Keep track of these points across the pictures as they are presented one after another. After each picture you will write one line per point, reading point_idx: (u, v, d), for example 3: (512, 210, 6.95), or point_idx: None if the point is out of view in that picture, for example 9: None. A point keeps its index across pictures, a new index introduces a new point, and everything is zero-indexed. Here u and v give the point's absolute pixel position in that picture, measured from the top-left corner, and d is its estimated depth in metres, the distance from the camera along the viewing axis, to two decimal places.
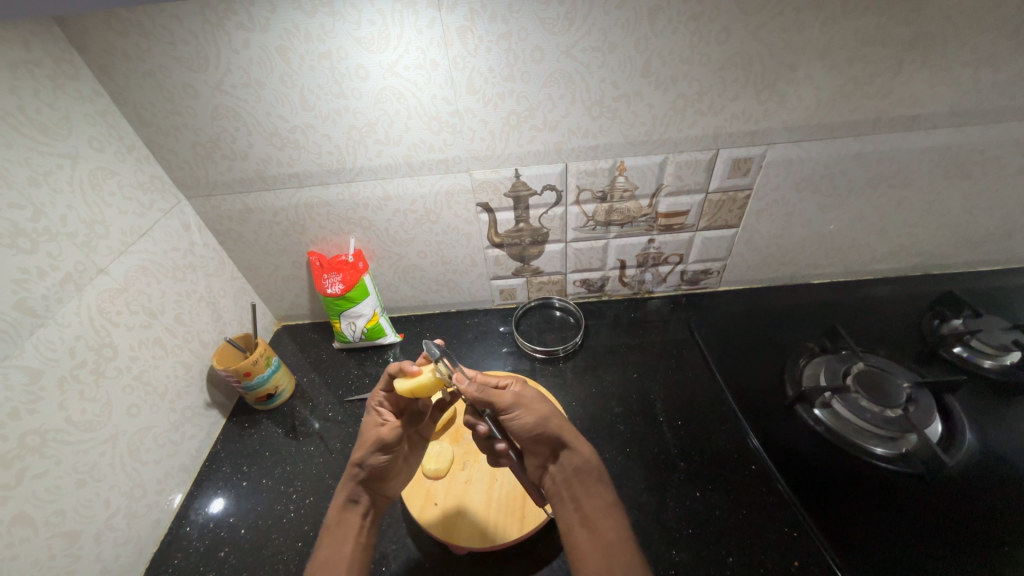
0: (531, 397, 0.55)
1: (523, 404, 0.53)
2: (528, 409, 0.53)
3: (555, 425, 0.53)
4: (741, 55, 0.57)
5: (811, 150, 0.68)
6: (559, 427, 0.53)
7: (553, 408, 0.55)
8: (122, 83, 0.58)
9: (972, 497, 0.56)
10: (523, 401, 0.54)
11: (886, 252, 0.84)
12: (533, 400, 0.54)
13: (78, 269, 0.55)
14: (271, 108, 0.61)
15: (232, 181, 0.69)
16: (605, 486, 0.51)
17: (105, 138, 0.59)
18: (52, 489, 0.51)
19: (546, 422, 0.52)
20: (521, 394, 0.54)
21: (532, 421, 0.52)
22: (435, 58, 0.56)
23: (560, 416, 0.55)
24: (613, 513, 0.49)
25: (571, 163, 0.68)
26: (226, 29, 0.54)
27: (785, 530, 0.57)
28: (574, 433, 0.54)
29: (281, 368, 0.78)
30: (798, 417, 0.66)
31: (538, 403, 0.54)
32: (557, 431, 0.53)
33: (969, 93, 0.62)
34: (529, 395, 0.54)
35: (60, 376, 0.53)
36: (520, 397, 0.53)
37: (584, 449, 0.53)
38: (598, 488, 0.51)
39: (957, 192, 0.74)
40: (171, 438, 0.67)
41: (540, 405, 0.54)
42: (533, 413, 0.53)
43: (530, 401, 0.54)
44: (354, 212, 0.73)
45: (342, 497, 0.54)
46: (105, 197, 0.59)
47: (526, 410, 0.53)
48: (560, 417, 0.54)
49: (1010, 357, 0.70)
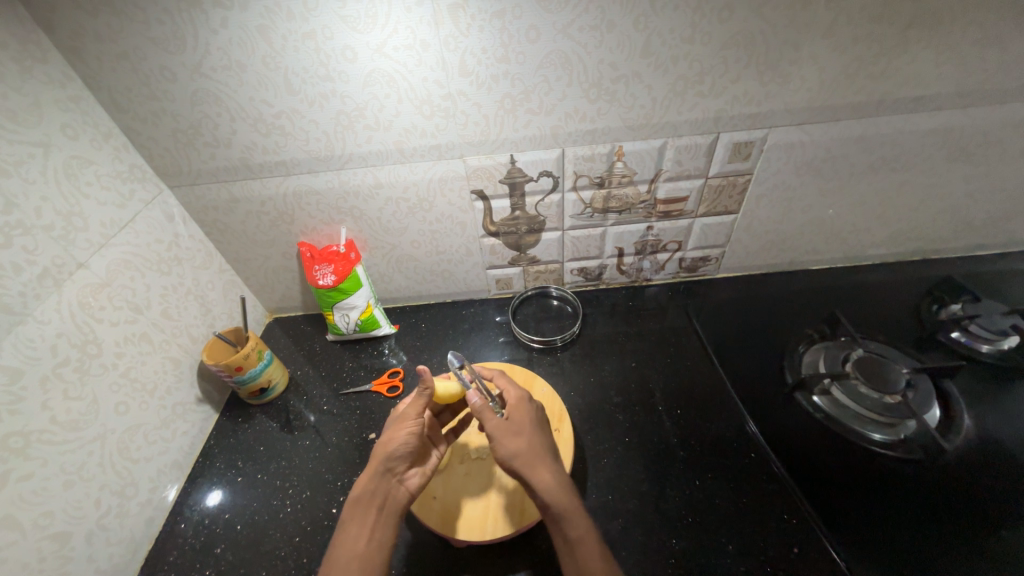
0: (513, 423, 0.55)
1: (499, 433, 0.53)
2: (501, 441, 0.53)
3: (522, 462, 0.52)
4: (744, 34, 0.55)
5: (814, 133, 0.66)
6: (524, 463, 0.51)
7: (528, 440, 0.53)
8: (95, 66, 0.55)
9: (970, 482, 0.56)
10: (502, 430, 0.54)
11: (885, 237, 0.83)
12: (511, 428, 0.54)
13: (56, 263, 0.53)
14: (254, 93, 0.58)
15: (216, 169, 0.66)
16: (573, 519, 0.48)
17: (79, 125, 0.56)
18: (39, 491, 0.50)
19: (513, 458, 0.52)
20: (502, 422, 0.55)
21: (502, 456, 0.52)
22: (425, 38, 0.54)
23: (532, 448, 0.53)
24: (582, 549, 0.47)
25: (567, 149, 0.66)
26: (203, 7, 0.51)
27: (785, 517, 0.57)
28: (538, 468, 0.51)
29: (273, 362, 0.76)
30: (797, 404, 0.66)
31: (512, 437, 0.53)
32: (521, 468, 0.51)
33: (974, 73, 0.60)
34: (505, 424, 0.54)
35: (43, 375, 0.51)
36: (499, 423, 0.54)
37: (546, 485, 0.50)
38: (565, 524, 0.48)
39: (959, 174, 0.73)
40: (162, 435, 0.66)
41: (515, 439, 0.53)
42: (505, 446, 0.53)
43: (507, 431, 0.54)
44: (345, 200, 0.71)
45: (356, 492, 0.52)
46: (82, 188, 0.57)
47: (500, 442, 0.53)
48: (528, 453, 0.52)
49: (1008, 341, 0.71)
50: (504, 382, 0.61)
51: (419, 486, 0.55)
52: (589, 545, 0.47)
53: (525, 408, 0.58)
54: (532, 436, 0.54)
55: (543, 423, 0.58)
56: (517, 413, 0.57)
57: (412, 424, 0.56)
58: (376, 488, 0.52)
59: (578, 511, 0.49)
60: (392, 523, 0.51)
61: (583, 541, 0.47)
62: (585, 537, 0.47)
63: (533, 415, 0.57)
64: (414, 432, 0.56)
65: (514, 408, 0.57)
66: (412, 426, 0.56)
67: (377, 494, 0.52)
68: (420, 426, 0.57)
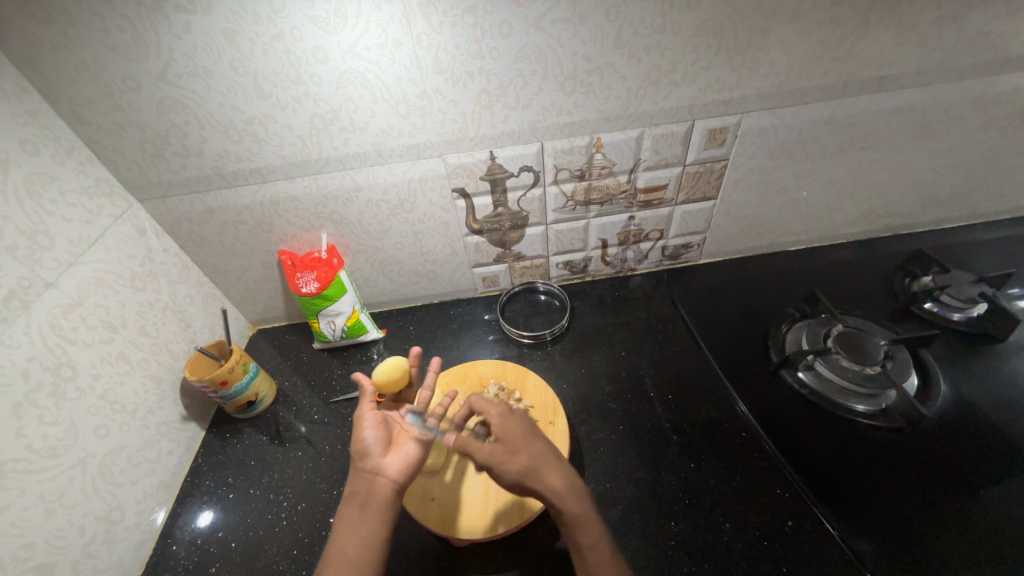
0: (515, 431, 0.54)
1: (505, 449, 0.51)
2: (501, 461, 0.50)
3: (527, 476, 0.50)
4: (714, 21, 0.56)
5: (785, 117, 0.68)
6: (534, 480, 0.50)
7: (533, 451, 0.52)
8: (52, 78, 0.53)
9: (949, 444, 0.59)
10: (496, 454, 0.51)
11: (857, 216, 0.86)
12: (507, 448, 0.51)
13: (22, 284, 0.51)
14: (224, 99, 0.56)
15: (188, 179, 0.64)
16: (584, 524, 0.48)
17: (39, 140, 0.54)
18: (18, 522, 0.48)
19: (518, 475, 0.50)
20: (496, 447, 0.51)
21: (509, 480, 0.49)
22: (398, 36, 0.53)
23: (539, 457, 0.52)
24: (592, 555, 0.47)
25: (546, 143, 0.66)
26: (165, 12, 0.49)
27: (778, 492, 0.58)
28: (547, 475, 0.50)
29: (260, 374, 0.75)
30: (782, 381, 0.67)
31: (514, 454, 0.51)
32: (529, 484, 0.50)
33: (933, 51, 0.62)
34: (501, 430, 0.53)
35: (16, 402, 0.49)
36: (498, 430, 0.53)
37: (556, 492, 0.49)
38: (575, 529, 0.48)
39: (923, 150, 0.75)
40: (146, 456, 0.64)
41: (518, 455, 0.51)
42: (509, 464, 0.50)
43: (503, 452, 0.51)
44: (324, 205, 0.70)
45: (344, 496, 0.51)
46: (46, 205, 0.54)
47: (503, 460, 0.50)
48: (535, 463, 0.51)
49: (976, 309, 0.73)
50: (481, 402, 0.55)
51: (399, 471, 0.52)
52: (599, 551, 0.47)
53: (522, 413, 0.57)
54: (536, 445, 0.53)
55: (537, 426, 0.57)
56: (507, 430, 0.53)
57: (371, 416, 0.55)
58: (356, 487, 0.51)
59: (587, 516, 0.49)
60: (378, 516, 0.49)
61: (593, 547, 0.47)
62: (595, 543, 0.47)
63: (531, 417, 0.57)
64: (375, 423, 0.55)
65: (502, 426, 0.53)
66: (371, 417, 0.55)
67: (358, 493, 0.50)
68: (379, 416, 0.56)
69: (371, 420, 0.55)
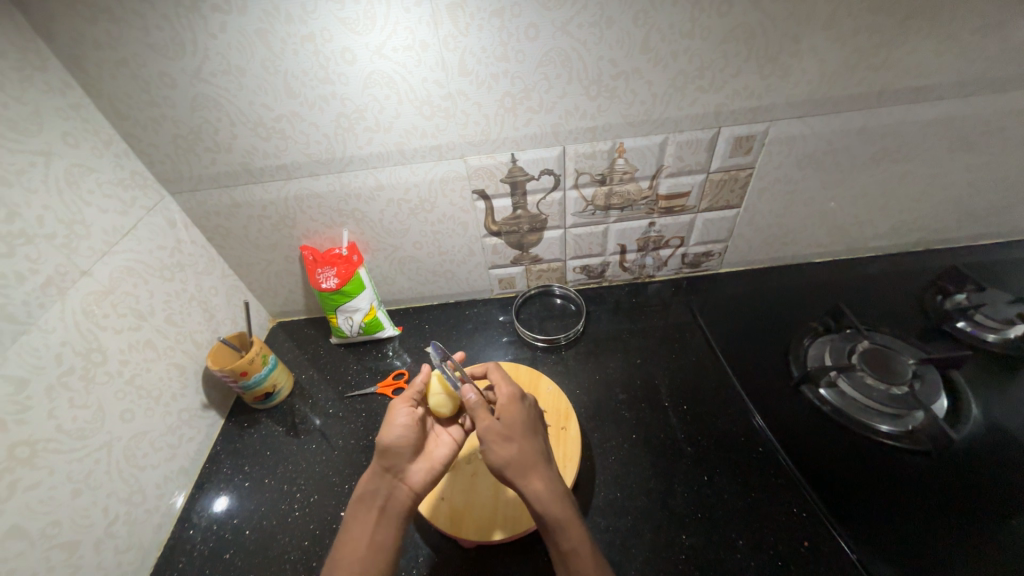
0: (503, 426, 0.53)
1: (490, 440, 0.52)
2: (498, 445, 0.51)
3: (513, 468, 0.50)
4: (745, 27, 0.55)
5: (815, 126, 0.66)
6: (518, 474, 0.50)
7: (527, 444, 0.53)
8: (95, 74, 0.55)
9: (978, 470, 0.56)
10: (495, 434, 0.52)
11: (887, 229, 0.83)
12: (501, 434, 0.52)
13: (59, 271, 0.53)
14: (254, 97, 0.58)
15: (217, 174, 0.66)
16: (567, 530, 0.47)
17: (79, 133, 0.56)
18: (47, 500, 0.50)
19: (506, 465, 0.50)
20: (494, 427, 0.52)
21: (497, 463, 0.51)
22: (425, 38, 0.54)
23: (529, 453, 0.52)
24: (574, 561, 0.46)
25: (568, 146, 0.66)
26: (202, 12, 0.51)
27: (794, 511, 0.57)
28: (531, 474, 0.50)
29: (279, 366, 0.76)
30: (803, 397, 0.66)
31: (506, 443, 0.52)
32: (513, 476, 0.50)
33: (974, 61, 0.60)
34: (496, 427, 0.52)
35: (48, 384, 0.51)
36: (491, 427, 0.52)
37: (539, 493, 0.49)
38: (557, 535, 0.47)
39: (960, 163, 0.72)
40: (168, 441, 0.66)
41: (509, 444, 0.52)
42: (499, 451, 0.51)
43: (500, 436, 0.52)
44: (347, 203, 0.71)
45: (358, 492, 0.52)
46: (84, 196, 0.57)
47: (497, 445, 0.51)
48: (523, 457, 0.51)
49: (1013, 330, 0.70)
50: (495, 379, 0.58)
51: (422, 481, 0.53)
52: (581, 557, 0.46)
53: (514, 410, 0.55)
54: (529, 439, 0.53)
55: (536, 422, 0.57)
56: (509, 414, 0.55)
57: (405, 416, 0.56)
58: (375, 487, 0.52)
59: (572, 522, 0.48)
60: (393, 522, 0.50)
61: (575, 552, 0.46)
62: (578, 550, 0.46)
63: (523, 416, 0.55)
64: (407, 424, 0.55)
65: (508, 410, 0.55)
66: (405, 417, 0.56)
67: (376, 493, 0.51)
68: (414, 416, 0.57)
69: (405, 420, 0.56)
